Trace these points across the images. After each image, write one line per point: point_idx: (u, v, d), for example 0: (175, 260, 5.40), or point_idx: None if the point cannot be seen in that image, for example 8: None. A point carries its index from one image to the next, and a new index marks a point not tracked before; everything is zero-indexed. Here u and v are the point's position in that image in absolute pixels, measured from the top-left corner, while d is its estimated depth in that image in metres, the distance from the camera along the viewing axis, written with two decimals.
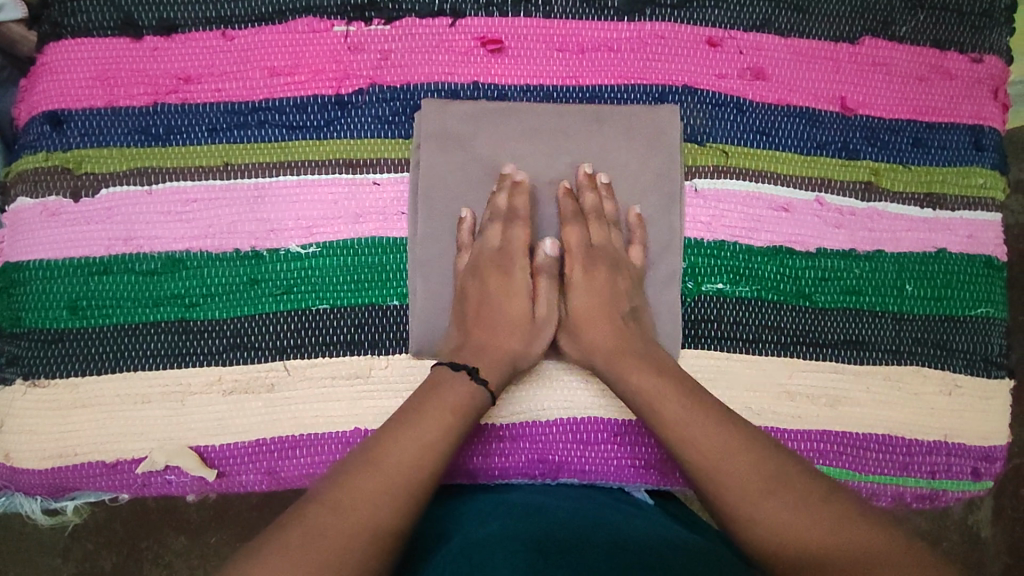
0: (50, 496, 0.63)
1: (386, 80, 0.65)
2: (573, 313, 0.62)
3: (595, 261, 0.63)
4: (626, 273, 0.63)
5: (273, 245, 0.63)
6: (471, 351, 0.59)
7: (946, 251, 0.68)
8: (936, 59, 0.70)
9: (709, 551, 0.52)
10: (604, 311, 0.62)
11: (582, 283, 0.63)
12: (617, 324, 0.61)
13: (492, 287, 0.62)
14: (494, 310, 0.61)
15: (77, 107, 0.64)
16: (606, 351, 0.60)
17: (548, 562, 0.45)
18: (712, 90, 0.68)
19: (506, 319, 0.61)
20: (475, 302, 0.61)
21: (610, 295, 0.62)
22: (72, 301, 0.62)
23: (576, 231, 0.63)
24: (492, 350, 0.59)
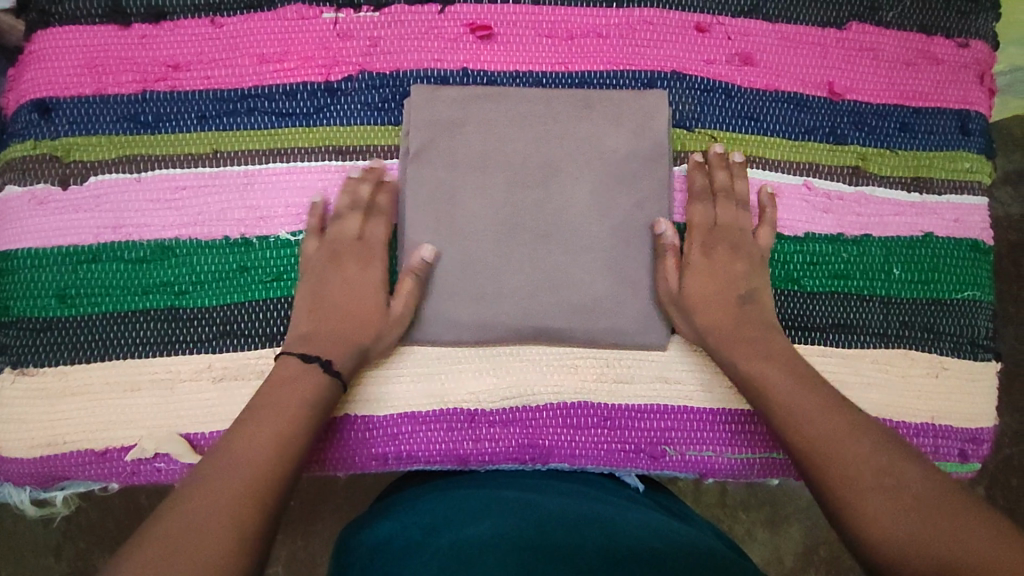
0: (39, 486, 0.63)
1: (376, 67, 0.65)
2: (687, 292, 0.62)
3: (716, 241, 0.64)
4: (746, 257, 0.64)
5: (263, 232, 0.63)
6: (320, 340, 0.58)
7: (933, 235, 0.69)
8: (923, 45, 0.71)
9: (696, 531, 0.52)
10: (720, 290, 0.62)
11: (702, 262, 0.63)
12: (736, 306, 0.62)
13: (346, 277, 0.61)
14: (347, 300, 0.60)
15: (65, 95, 0.63)
16: (724, 328, 0.61)
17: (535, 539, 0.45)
18: (700, 76, 0.68)
19: (353, 308, 0.60)
20: (328, 291, 0.60)
21: (730, 276, 0.63)
22: (60, 289, 0.62)
23: (700, 211, 0.64)
24: (336, 339, 0.59)
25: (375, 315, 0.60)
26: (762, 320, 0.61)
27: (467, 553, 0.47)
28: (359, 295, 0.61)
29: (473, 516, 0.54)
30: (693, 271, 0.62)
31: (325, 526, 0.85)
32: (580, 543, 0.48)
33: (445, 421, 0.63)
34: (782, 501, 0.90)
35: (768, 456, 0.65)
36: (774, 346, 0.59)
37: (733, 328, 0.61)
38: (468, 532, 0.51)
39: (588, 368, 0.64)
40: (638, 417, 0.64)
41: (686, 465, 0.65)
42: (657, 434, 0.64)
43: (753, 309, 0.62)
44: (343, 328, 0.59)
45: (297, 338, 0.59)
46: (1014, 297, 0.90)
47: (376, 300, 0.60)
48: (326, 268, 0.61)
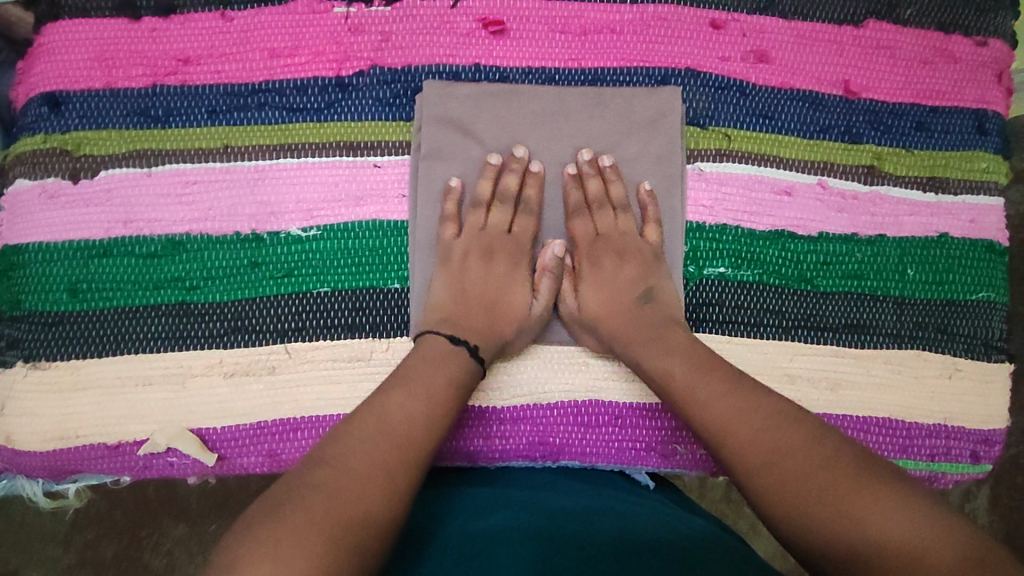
0: (51, 479, 0.63)
1: (387, 62, 0.65)
2: (582, 305, 0.63)
3: (602, 252, 0.64)
4: (633, 260, 0.63)
5: (274, 227, 0.63)
6: (464, 324, 0.59)
7: (949, 236, 0.68)
8: (940, 42, 0.70)
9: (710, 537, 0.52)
10: (608, 300, 0.62)
11: (593, 274, 0.64)
12: (631, 313, 0.61)
13: (489, 267, 0.63)
14: (492, 291, 0.62)
15: (75, 88, 0.63)
16: (612, 340, 0.61)
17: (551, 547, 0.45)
18: (714, 73, 0.68)
19: (501, 298, 0.62)
20: (463, 276, 0.62)
21: (616, 285, 0.63)
22: (72, 283, 0.61)
23: (580, 223, 0.64)
24: (490, 328, 0.60)
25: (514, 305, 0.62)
26: (660, 319, 0.60)
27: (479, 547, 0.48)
28: (500, 281, 0.63)
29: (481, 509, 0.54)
30: (583, 283, 0.64)
31: None
32: (588, 529, 0.49)
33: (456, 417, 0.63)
34: None
35: None
36: (670, 341, 0.58)
37: (620, 334, 0.60)
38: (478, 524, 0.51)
39: (600, 367, 0.64)
40: (649, 417, 0.64)
41: (697, 465, 0.64)
42: (669, 434, 0.64)
43: (650, 308, 0.61)
44: (483, 316, 0.60)
45: (440, 321, 0.59)
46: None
47: (521, 288, 0.63)
48: (464, 257, 0.62)
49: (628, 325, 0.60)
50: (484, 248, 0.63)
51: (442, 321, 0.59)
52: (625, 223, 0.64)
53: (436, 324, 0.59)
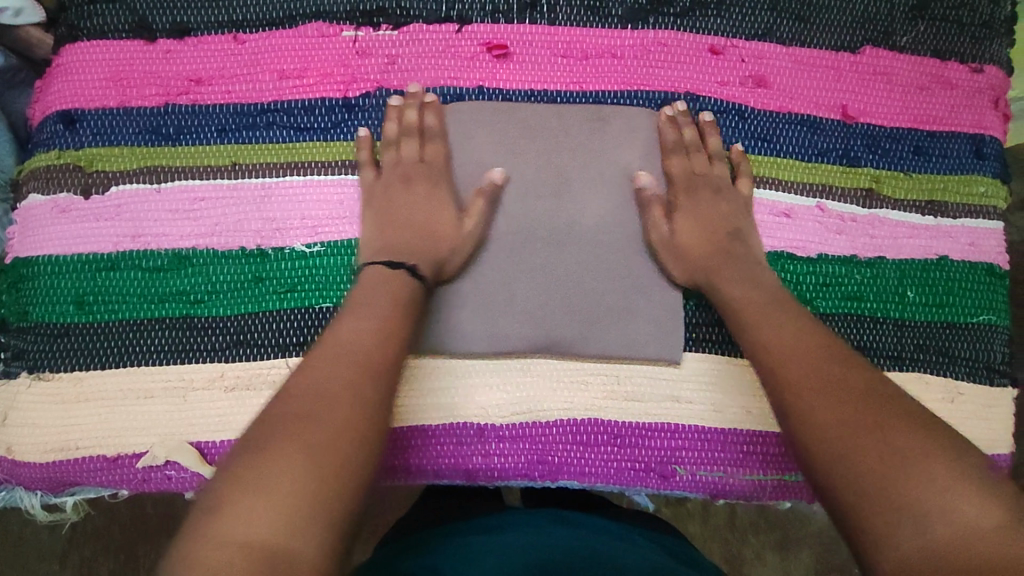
0: (49, 492, 0.63)
1: (393, 84, 0.66)
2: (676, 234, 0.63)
3: (698, 186, 0.65)
4: (728, 199, 0.64)
5: (279, 243, 0.64)
6: (400, 246, 0.59)
7: (948, 259, 0.68)
8: (936, 69, 0.71)
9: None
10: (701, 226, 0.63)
11: (689, 206, 0.64)
12: (721, 245, 0.62)
13: (420, 195, 0.62)
14: (425, 216, 0.61)
15: (90, 106, 0.65)
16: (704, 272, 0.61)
17: None
18: (713, 97, 0.69)
19: (432, 223, 0.61)
20: (395, 207, 0.62)
21: (711, 218, 0.63)
22: (79, 296, 0.62)
23: (675, 161, 0.65)
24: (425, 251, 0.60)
25: (447, 226, 0.61)
26: (747, 255, 0.61)
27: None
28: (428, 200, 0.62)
29: (475, 548, 0.53)
30: (679, 213, 0.64)
31: None
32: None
33: (454, 435, 0.63)
34: (794, 530, 0.89)
35: (779, 478, 0.64)
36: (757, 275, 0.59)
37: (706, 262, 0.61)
38: (473, 566, 0.50)
39: (599, 385, 0.64)
40: (648, 437, 0.64)
41: (696, 486, 0.64)
42: (668, 454, 0.64)
43: (739, 244, 0.62)
44: (422, 240, 0.60)
45: (379, 252, 0.59)
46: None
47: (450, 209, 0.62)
48: (396, 191, 0.62)
49: (714, 252, 0.61)
50: (411, 179, 0.63)
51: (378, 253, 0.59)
52: (723, 168, 0.66)
53: (376, 255, 0.59)
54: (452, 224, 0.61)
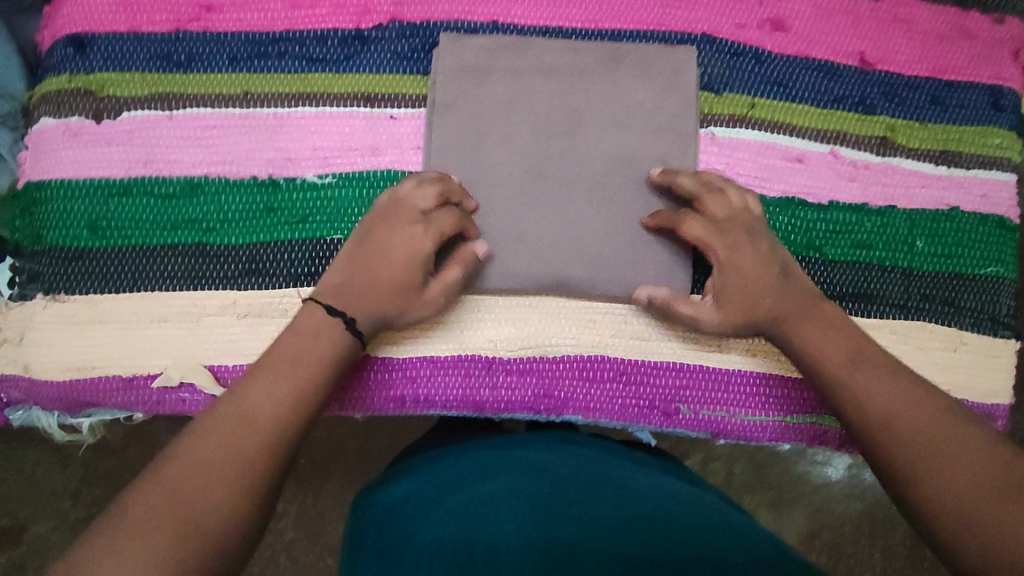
0: (66, 413, 0.64)
1: (407, 17, 0.66)
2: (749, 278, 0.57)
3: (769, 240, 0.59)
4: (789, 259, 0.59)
5: (291, 174, 0.64)
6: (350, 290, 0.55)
7: (959, 210, 0.68)
8: (958, 18, 0.70)
9: (708, 505, 0.52)
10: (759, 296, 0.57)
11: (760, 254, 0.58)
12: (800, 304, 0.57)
13: (396, 232, 0.57)
14: (383, 257, 0.56)
15: (101, 31, 0.64)
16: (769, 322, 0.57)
17: (550, 519, 0.46)
18: (731, 40, 0.68)
19: (388, 268, 0.56)
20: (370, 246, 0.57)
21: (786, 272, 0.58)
22: (92, 220, 0.63)
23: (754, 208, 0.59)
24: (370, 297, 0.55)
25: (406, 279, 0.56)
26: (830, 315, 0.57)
27: (483, 510, 0.48)
28: (404, 254, 0.56)
29: (481, 471, 0.53)
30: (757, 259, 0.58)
31: (338, 485, 0.84)
32: (591, 498, 0.48)
33: (462, 367, 0.64)
34: (791, 483, 0.90)
35: (781, 419, 0.65)
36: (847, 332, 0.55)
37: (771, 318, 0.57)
38: (480, 488, 0.51)
39: (607, 323, 0.65)
40: (654, 374, 0.65)
41: (698, 425, 0.65)
42: (672, 392, 0.65)
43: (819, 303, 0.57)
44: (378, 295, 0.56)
45: (329, 288, 0.56)
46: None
47: (416, 279, 0.57)
48: (378, 221, 0.58)
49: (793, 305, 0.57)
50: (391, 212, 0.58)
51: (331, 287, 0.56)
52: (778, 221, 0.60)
53: (324, 288, 0.56)
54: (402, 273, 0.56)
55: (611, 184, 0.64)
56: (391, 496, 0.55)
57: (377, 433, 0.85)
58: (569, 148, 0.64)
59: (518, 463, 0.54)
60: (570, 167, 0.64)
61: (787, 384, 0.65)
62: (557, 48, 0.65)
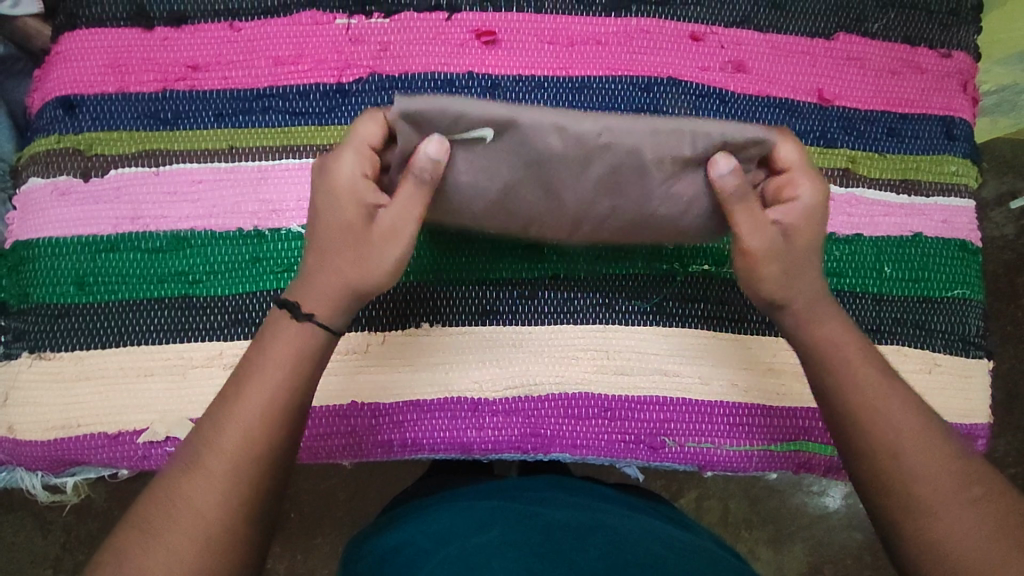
0: (49, 473, 0.65)
1: (386, 70, 0.68)
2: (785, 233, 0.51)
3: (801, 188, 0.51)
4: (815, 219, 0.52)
5: (275, 224, 0.65)
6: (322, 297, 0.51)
7: (922, 236, 0.71)
8: (908, 55, 0.74)
9: (696, 548, 0.53)
10: (809, 238, 0.52)
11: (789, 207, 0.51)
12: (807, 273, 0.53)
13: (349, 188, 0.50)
14: (340, 213, 0.50)
15: (89, 92, 0.67)
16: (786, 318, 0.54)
17: (545, 564, 0.47)
18: (695, 82, 0.71)
19: (343, 226, 0.50)
20: (326, 201, 0.50)
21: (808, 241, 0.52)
22: (78, 277, 0.64)
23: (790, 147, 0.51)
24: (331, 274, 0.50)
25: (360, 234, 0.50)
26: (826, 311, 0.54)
27: (474, 561, 0.48)
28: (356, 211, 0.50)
29: (471, 524, 0.53)
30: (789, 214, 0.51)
31: (330, 533, 0.84)
32: (583, 545, 0.49)
33: (449, 410, 0.65)
34: (784, 510, 0.91)
35: (764, 448, 0.66)
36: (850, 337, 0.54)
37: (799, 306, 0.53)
38: (473, 538, 0.51)
39: (590, 360, 0.66)
40: (638, 409, 0.66)
41: (684, 458, 0.66)
42: (656, 426, 0.66)
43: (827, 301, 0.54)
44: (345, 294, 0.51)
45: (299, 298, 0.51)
46: (1010, 316, 0.94)
47: (364, 235, 0.50)
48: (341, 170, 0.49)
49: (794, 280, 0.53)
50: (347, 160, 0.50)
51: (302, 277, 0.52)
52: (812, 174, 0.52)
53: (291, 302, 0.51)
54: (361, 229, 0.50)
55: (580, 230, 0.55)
56: (383, 545, 0.55)
57: (368, 477, 0.84)
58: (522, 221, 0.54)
59: (509, 510, 0.55)
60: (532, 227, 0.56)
61: (769, 414, 0.67)
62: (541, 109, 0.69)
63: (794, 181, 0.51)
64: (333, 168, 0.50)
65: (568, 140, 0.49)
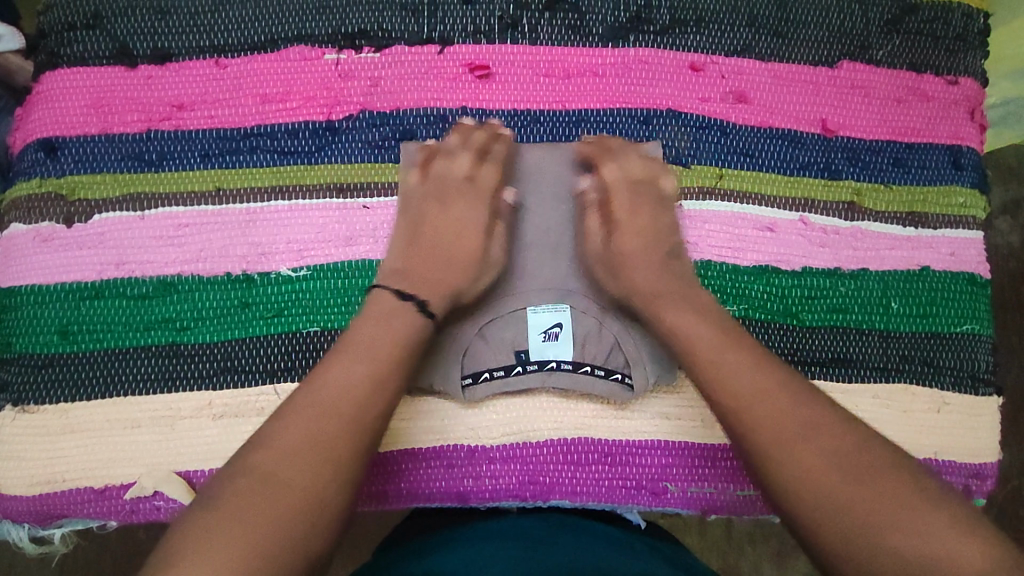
0: (36, 527, 0.63)
1: (377, 106, 0.66)
2: (621, 245, 0.61)
3: (639, 198, 0.64)
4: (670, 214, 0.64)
5: (265, 268, 0.64)
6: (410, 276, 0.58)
7: (930, 270, 0.69)
8: (913, 82, 0.72)
9: None
10: (654, 230, 0.62)
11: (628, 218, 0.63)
12: (663, 265, 0.60)
13: (452, 204, 0.63)
14: (449, 224, 0.62)
15: (72, 134, 0.65)
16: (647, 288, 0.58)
17: None
18: (695, 113, 0.69)
19: (457, 235, 0.61)
20: (430, 218, 0.62)
21: (653, 236, 0.62)
22: (62, 326, 0.62)
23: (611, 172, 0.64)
24: (443, 259, 0.60)
25: (473, 238, 0.61)
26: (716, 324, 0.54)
27: None
28: (456, 218, 0.62)
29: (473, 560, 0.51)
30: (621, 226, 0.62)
31: None
32: None
33: (445, 458, 0.63)
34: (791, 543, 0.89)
35: None
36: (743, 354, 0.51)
37: (654, 284, 0.58)
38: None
39: (589, 405, 0.64)
40: (639, 454, 0.64)
41: (687, 503, 0.64)
42: (658, 471, 0.64)
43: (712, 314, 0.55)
44: (434, 270, 0.59)
45: (391, 273, 0.58)
46: (1015, 328, 0.92)
47: (469, 237, 0.61)
48: (434, 195, 0.63)
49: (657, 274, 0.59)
50: (438, 190, 0.63)
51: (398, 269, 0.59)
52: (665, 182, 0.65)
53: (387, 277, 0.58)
54: (475, 231, 0.62)
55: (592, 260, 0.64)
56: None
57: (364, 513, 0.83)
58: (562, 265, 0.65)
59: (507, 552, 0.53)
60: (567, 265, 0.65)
61: None
62: (536, 144, 0.68)
63: (623, 195, 0.64)
64: (423, 193, 0.63)
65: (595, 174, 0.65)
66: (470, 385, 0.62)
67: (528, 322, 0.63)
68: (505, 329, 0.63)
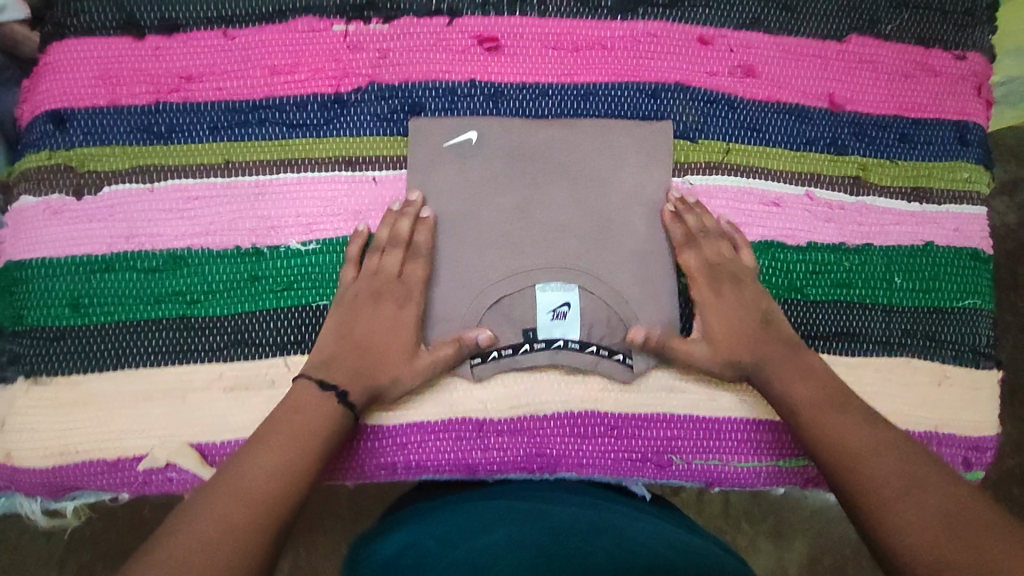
0: (49, 497, 0.63)
1: (385, 79, 0.66)
2: (712, 336, 0.62)
3: (718, 279, 0.63)
4: (748, 284, 0.63)
5: (275, 242, 0.64)
6: (342, 368, 0.58)
7: (934, 245, 0.70)
8: (921, 57, 0.72)
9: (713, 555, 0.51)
10: (739, 316, 0.62)
11: (713, 301, 0.63)
12: (759, 340, 0.61)
13: (380, 311, 0.61)
14: (378, 335, 0.60)
15: (78, 106, 0.64)
16: (752, 366, 0.61)
17: (550, 561, 0.45)
18: (704, 88, 0.69)
19: (386, 351, 0.60)
20: (358, 325, 0.60)
21: (741, 312, 0.62)
22: (73, 299, 0.62)
23: (690, 258, 0.64)
24: (372, 378, 0.59)
25: (402, 360, 0.60)
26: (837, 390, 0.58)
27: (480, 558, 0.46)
28: (385, 329, 0.60)
29: (478, 526, 0.52)
30: (709, 313, 0.63)
31: (331, 542, 0.83)
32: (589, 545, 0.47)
33: (453, 430, 0.64)
34: (790, 512, 0.90)
35: (772, 463, 0.66)
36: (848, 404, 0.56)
37: (755, 362, 0.61)
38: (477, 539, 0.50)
39: (594, 379, 0.65)
40: (644, 426, 0.65)
41: (691, 474, 0.66)
42: (662, 444, 0.65)
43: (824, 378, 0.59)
44: (365, 366, 0.59)
45: (320, 364, 0.58)
46: (1010, 302, 0.92)
47: (400, 356, 0.60)
48: (364, 298, 0.61)
49: (755, 356, 0.61)
50: (372, 291, 0.61)
51: (322, 363, 0.58)
52: (727, 249, 0.63)
53: (314, 369, 0.58)
54: (407, 347, 0.60)
55: (586, 232, 0.65)
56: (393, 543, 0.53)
57: (369, 486, 0.83)
58: (557, 246, 0.64)
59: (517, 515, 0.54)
60: (565, 248, 0.64)
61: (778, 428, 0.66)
62: (544, 119, 0.67)
63: (701, 285, 0.63)
64: (349, 297, 0.61)
65: (573, 150, 0.66)
66: (477, 364, 0.63)
67: (538, 301, 0.63)
68: (515, 308, 0.64)
